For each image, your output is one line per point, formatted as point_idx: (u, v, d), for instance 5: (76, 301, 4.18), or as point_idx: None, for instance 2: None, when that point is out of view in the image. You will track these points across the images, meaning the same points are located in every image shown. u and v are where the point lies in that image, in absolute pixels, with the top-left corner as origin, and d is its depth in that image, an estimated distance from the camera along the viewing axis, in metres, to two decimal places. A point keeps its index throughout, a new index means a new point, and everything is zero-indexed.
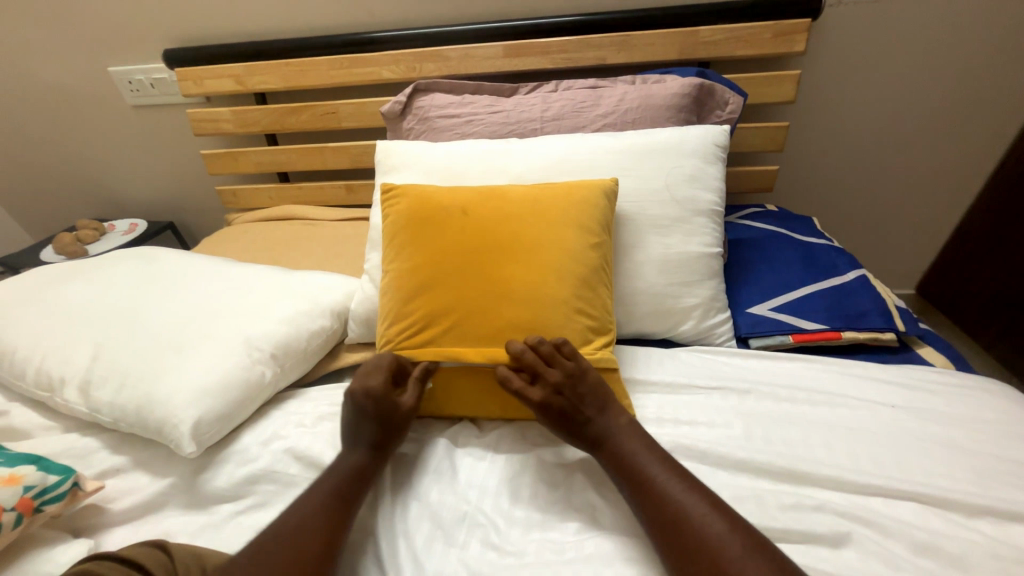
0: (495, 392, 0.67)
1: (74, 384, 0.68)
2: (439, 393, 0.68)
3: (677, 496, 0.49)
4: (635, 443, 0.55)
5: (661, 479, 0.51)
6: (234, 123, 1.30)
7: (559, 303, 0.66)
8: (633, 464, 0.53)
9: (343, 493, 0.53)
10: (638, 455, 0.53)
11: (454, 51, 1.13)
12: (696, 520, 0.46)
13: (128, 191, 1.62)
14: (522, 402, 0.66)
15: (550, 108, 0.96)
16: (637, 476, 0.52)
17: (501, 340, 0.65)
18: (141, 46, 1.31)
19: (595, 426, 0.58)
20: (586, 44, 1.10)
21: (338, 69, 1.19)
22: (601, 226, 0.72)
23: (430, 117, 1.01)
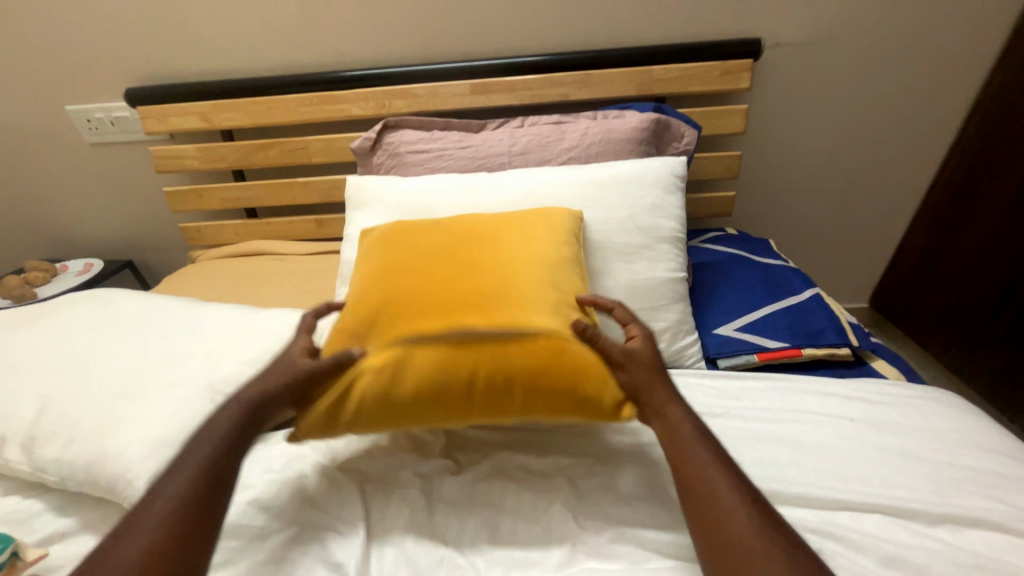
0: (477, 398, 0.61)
1: (18, 440, 0.63)
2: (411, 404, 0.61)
3: (724, 497, 0.48)
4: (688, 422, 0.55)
5: (712, 476, 0.50)
6: (199, 159, 1.29)
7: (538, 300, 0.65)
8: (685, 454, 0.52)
9: (217, 467, 0.51)
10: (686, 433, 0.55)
11: (423, 89, 1.17)
12: (729, 503, 0.47)
13: (82, 230, 1.56)
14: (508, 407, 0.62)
15: (517, 143, 1.00)
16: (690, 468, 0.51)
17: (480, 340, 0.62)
18: (101, 85, 1.29)
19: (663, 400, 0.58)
20: (549, 82, 1.15)
21: (308, 106, 1.20)
22: (564, 238, 0.75)
23: (400, 152, 1.03)
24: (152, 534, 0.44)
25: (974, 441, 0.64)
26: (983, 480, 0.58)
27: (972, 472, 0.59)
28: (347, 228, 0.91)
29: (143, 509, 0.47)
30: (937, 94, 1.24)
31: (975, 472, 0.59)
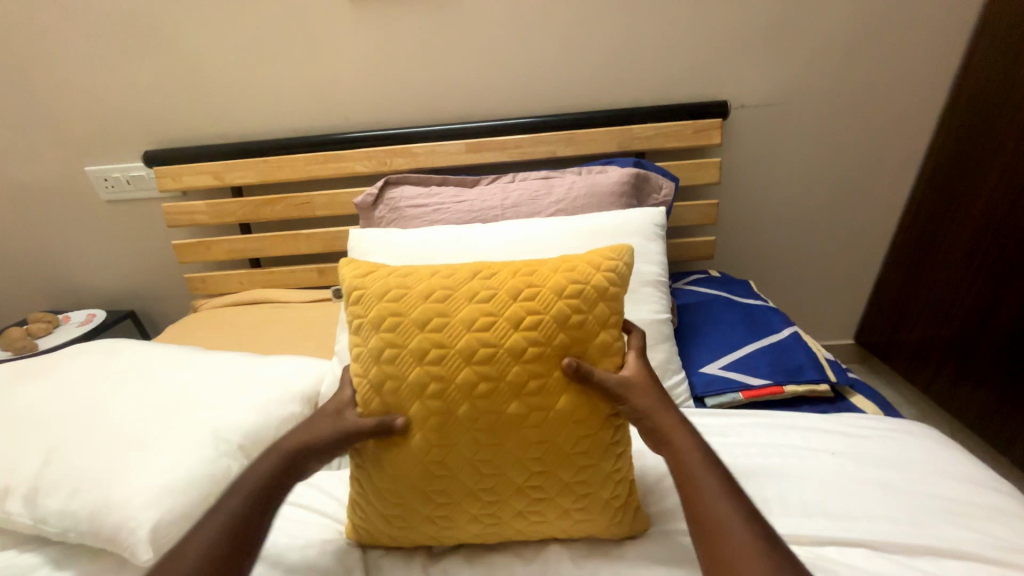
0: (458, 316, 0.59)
1: (19, 491, 0.64)
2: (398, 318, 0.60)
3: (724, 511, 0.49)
4: (697, 451, 0.54)
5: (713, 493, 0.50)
6: (209, 214, 1.36)
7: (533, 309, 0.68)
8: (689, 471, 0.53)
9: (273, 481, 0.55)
10: (695, 459, 0.54)
11: (422, 148, 1.27)
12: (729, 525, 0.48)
13: (87, 282, 1.60)
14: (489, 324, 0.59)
15: (509, 197, 1.07)
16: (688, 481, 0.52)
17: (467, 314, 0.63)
18: (121, 148, 1.39)
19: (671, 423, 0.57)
20: (537, 141, 1.26)
21: (314, 165, 1.30)
22: None
23: (400, 206, 1.10)
24: (213, 545, 0.48)
25: (950, 472, 0.66)
26: (959, 511, 0.61)
27: (949, 502, 0.62)
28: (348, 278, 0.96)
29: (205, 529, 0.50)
30: (890, 147, 1.37)
31: (952, 502, 0.62)
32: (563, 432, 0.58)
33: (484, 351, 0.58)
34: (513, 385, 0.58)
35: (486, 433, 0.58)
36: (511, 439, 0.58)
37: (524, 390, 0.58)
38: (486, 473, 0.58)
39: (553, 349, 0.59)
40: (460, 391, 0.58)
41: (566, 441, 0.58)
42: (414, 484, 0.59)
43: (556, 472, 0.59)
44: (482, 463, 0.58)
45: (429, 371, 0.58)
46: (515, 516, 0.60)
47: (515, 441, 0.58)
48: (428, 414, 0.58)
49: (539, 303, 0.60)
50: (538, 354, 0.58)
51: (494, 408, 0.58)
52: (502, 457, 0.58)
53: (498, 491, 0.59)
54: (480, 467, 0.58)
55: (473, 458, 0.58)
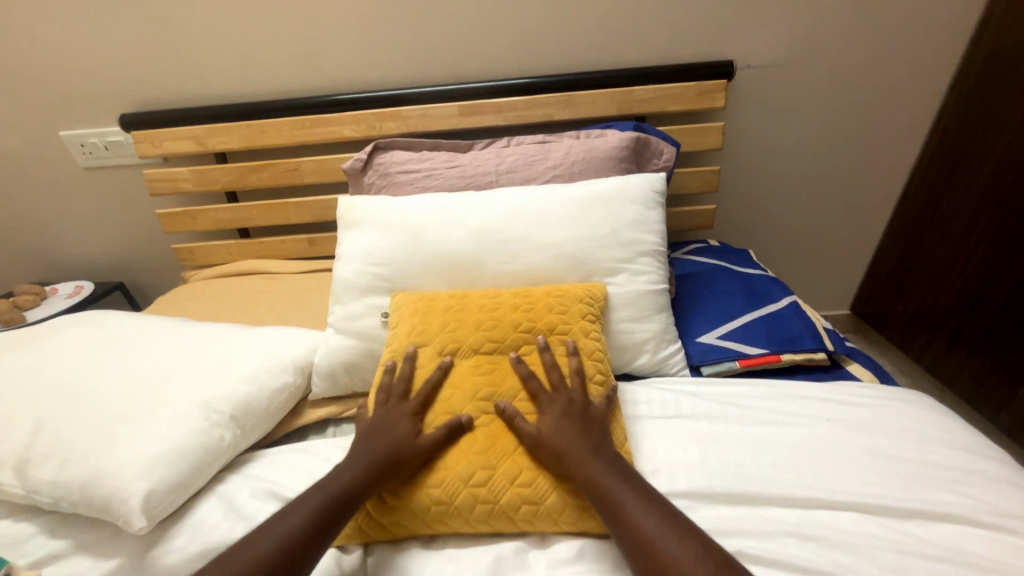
0: (464, 326, 0.74)
1: (9, 462, 0.64)
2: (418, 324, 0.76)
3: (650, 526, 0.52)
4: (611, 472, 0.57)
5: (636, 512, 0.53)
6: (193, 182, 1.31)
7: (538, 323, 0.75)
8: (609, 495, 0.55)
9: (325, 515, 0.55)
10: (611, 480, 0.56)
11: (412, 112, 1.21)
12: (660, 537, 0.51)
13: (72, 254, 1.56)
14: (485, 332, 0.73)
15: (504, 162, 1.03)
16: (614, 509, 0.54)
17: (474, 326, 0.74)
18: (96, 111, 1.32)
19: (585, 456, 0.59)
20: (533, 103, 1.20)
21: (300, 129, 1.24)
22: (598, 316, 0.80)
23: (390, 172, 1.06)
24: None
25: (941, 438, 0.67)
26: (949, 476, 0.61)
27: (939, 468, 0.62)
28: (338, 247, 0.93)
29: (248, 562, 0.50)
30: (900, 110, 1.32)
31: (943, 468, 0.62)
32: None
33: (488, 362, 0.71)
34: (510, 392, 0.68)
35: (485, 429, 0.65)
36: (508, 435, 0.64)
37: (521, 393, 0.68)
38: (480, 471, 0.62)
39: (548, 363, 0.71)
40: (465, 395, 0.68)
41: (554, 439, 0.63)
42: (414, 481, 0.62)
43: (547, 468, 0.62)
44: (476, 464, 0.62)
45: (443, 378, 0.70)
46: (507, 520, 0.61)
47: (511, 438, 0.64)
48: (437, 412, 0.67)
49: (532, 323, 0.74)
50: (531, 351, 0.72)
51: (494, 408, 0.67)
52: (498, 454, 0.63)
53: (490, 490, 0.61)
54: (477, 460, 0.63)
55: (469, 456, 0.63)
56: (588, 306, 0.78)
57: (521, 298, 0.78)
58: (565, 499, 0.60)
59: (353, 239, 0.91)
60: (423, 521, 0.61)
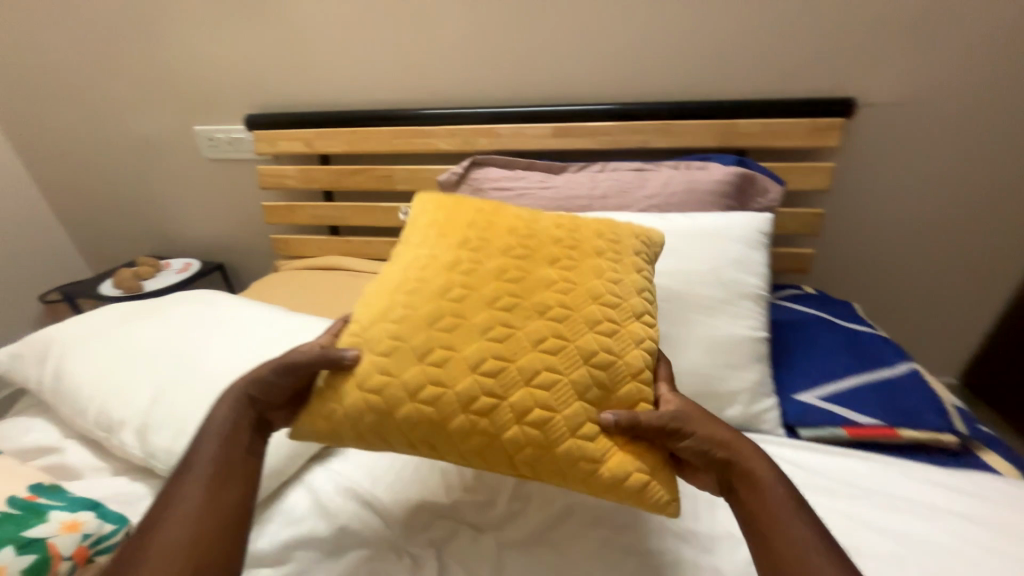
0: (495, 234, 0.69)
1: (135, 425, 0.70)
2: (443, 221, 0.72)
3: (812, 552, 0.48)
4: (775, 486, 0.54)
5: (792, 531, 0.50)
6: (297, 179, 1.41)
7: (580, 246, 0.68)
8: (767, 504, 0.52)
9: (220, 477, 0.55)
10: (775, 491, 0.53)
11: (507, 130, 1.24)
12: (815, 564, 0.47)
13: (185, 233, 1.74)
14: (521, 244, 0.67)
15: (598, 187, 1.02)
16: (767, 519, 0.52)
17: (510, 238, 0.68)
18: (225, 110, 1.47)
19: (751, 458, 0.56)
20: (629, 130, 1.19)
21: (399, 139, 1.30)
22: (643, 257, 0.72)
23: (483, 188, 1.08)
24: (178, 542, 0.49)
25: None
26: None
27: None
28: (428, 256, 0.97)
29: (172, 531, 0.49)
30: None
31: None
32: (579, 368, 0.58)
33: (515, 274, 0.64)
34: (537, 309, 0.62)
35: (500, 347, 0.59)
36: (524, 360, 0.58)
37: (546, 315, 0.61)
38: (486, 394, 0.57)
39: (583, 289, 0.64)
40: (483, 303, 0.62)
41: (579, 380, 0.58)
42: (407, 389, 0.58)
43: (565, 413, 0.57)
44: (487, 385, 0.58)
45: (459, 278, 0.64)
46: (506, 456, 0.57)
47: (526, 365, 0.58)
48: (445, 313, 0.61)
49: (574, 247, 0.68)
50: (570, 269, 0.66)
51: (513, 325, 0.61)
52: (508, 381, 0.58)
53: (494, 419, 0.57)
54: (484, 381, 0.58)
55: (477, 373, 0.58)
56: (637, 249, 0.71)
57: (569, 224, 0.71)
58: (578, 451, 0.56)
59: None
60: (409, 437, 0.58)
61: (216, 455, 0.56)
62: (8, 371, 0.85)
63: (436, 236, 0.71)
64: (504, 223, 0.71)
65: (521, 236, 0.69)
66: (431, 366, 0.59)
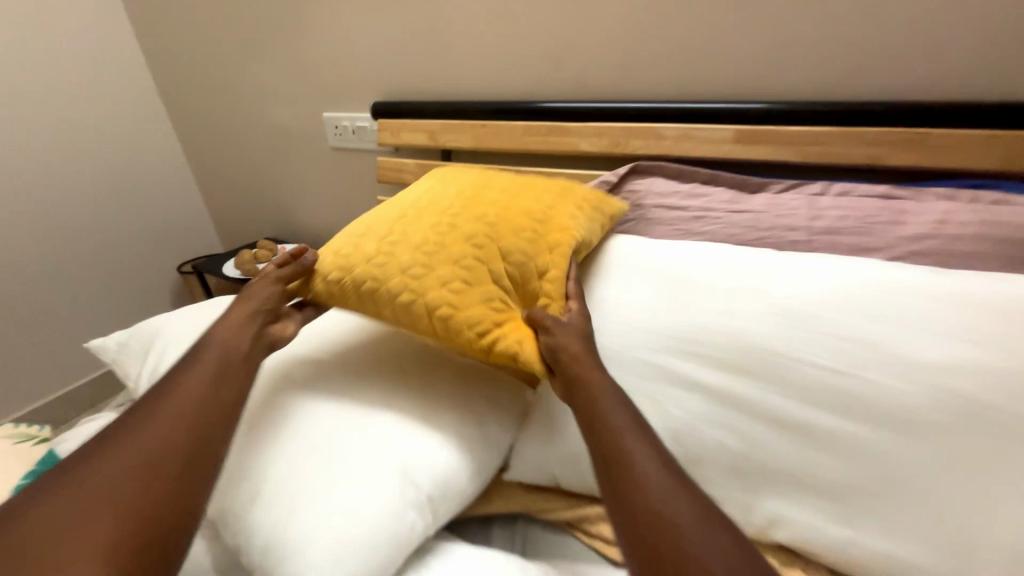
0: (469, 174, 0.82)
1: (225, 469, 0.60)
2: (432, 175, 0.88)
3: (676, 505, 0.44)
4: (633, 426, 0.50)
5: (657, 480, 0.46)
6: (415, 175, 1.29)
7: (532, 185, 0.77)
8: (622, 447, 0.49)
9: (209, 400, 0.53)
10: (630, 429, 0.50)
11: (673, 130, 0.97)
12: (685, 517, 0.43)
13: (302, 220, 1.74)
14: (483, 179, 0.80)
15: (822, 217, 0.71)
16: (626, 472, 0.47)
17: (479, 174, 0.81)
18: (353, 97, 1.40)
19: (598, 383, 0.55)
20: (857, 138, 0.85)
21: (533, 136, 1.11)
22: (591, 208, 0.77)
23: (644, 204, 0.83)
24: (149, 474, 0.46)
25: None
26: None
27: None
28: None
29: (146, 456, 0.47)
30: None
31: None
32: (497, 258, 0.66)
33: (468, 193, 0.75)
34: (477, 214, 0.71)
35: (439, 236, 0.69)
36: (456, 248, 0.67)
37: (485, 219, 0.70)
38: (417, 267, 0.66)
39: (520, 207, 0.73)
40: (436, 207, 0.74)
41: (497, 269, 0.66)
42: (357, 256, 0.69)
43: (480, 286, 0.64)
44: (420, 258, 0.67)
45: (425, 195, 0.78)
46: (426, 317, 0.64)
47: (456, 252, 0.67)
48: (405, 212, 0.74)
49: (525, 186, 0.78)
50: (515, 193, 0.75)
51: (455, 224, 0.70)
52: (438, 259, 0.66)
53: (419, 285, 0.65)
54: (421, 256, 0.67)
55: (415, 251, 0.67)
56: (587, 201, 0.77)
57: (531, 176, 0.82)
58: (483, 316, 0.62)
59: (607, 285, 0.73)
60: (354, 298, 0.68)
61: (204, 377, 0.55)
62: (115, 361, 0.80)
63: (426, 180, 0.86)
64: (477, 170, 0.84)
65: (491, 175, 0.81)
66: (382, 244, 0.69)
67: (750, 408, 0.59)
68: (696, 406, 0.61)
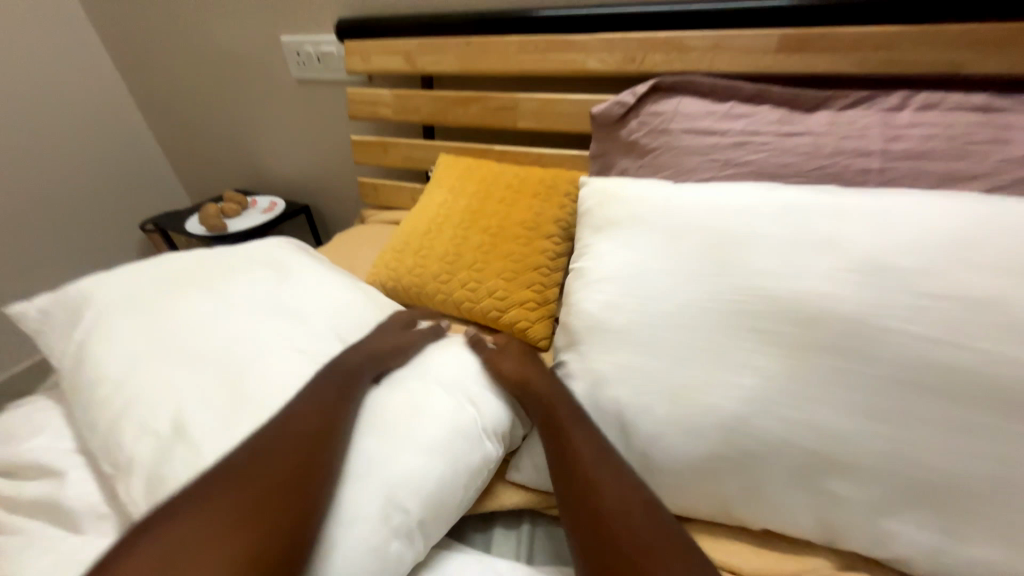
0: (471, 179, 0.91)
1: (158, 466, 0.48)
2: (442, 169, 0.98)
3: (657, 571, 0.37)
4: (602, 466, 0.46)
5: (638, 535, 0.40)
6: (392, 109, 1.10)
7: (525, 186, 0.86)
8: (591, 496, 0.44)
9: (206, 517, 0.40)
10: (602, 470, 0.46)
11: (703, 38, 0.78)
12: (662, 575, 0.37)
13: (272, 168, 1.55)
14: (483, 182, 0.89)
15: (902, 138, 0.56)
16: (598, 524, 0.42)
17: (482, 178, 0.90)
18: (314, 15, 1.18)
19: (564, 421, 0.50)
20: (941, 39, 0.67)
21: (530, 53, 0.91)
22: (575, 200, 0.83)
23: (671, 130, 0.67)
24: None
25: None
26: None
27: None
28: (577, 259, 0.62)
29: None
30: None
31: None
32: (499, 262, 0.80)
33: (474, 202, 0.87)
34: (482, 224, 0.84)
35: (456, 245, 0.84)
36: (468, 255, 0.82)
37: (489, 229, 0.83)
38: (443, 271, 0.83)
39: (517, 211, 0.83)
40: (453, 216, 0.87)
41: (499, 270, 0.80)
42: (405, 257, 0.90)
43: (487, 285, 0.79)
44: (444, 265, 0.83)
45: (443, 200, 0.91)
46: (454, 308, 0.83)
47: (470, 260, 0.82)
48: (428, 223, 0.89)
49: (519, 188, 0.86)
50: (511, 199, 0.85)
51: (466, 233, 0.84)
52: (456, 266, 0.82)
53: (446, 285, 0.82)
54: (446, 265, 0.83)
55: (440, 262, 0.84)
56: (573, 190, 0.83)
57: (524, 171, 0.89)
58: (491, 308, 0.79)
59: (618, 254, 0.57)
60: (401, 293, 0.87)
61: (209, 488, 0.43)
62: (37, 331, 0.66)
63: (436, 180, 0.97)
64: (479, 170, 0.92)
65: (491, 176, 0.90)
66: (418, 248, 0.87)
67: (815, 398, 0.44)
68: (743, 400, 0.46)
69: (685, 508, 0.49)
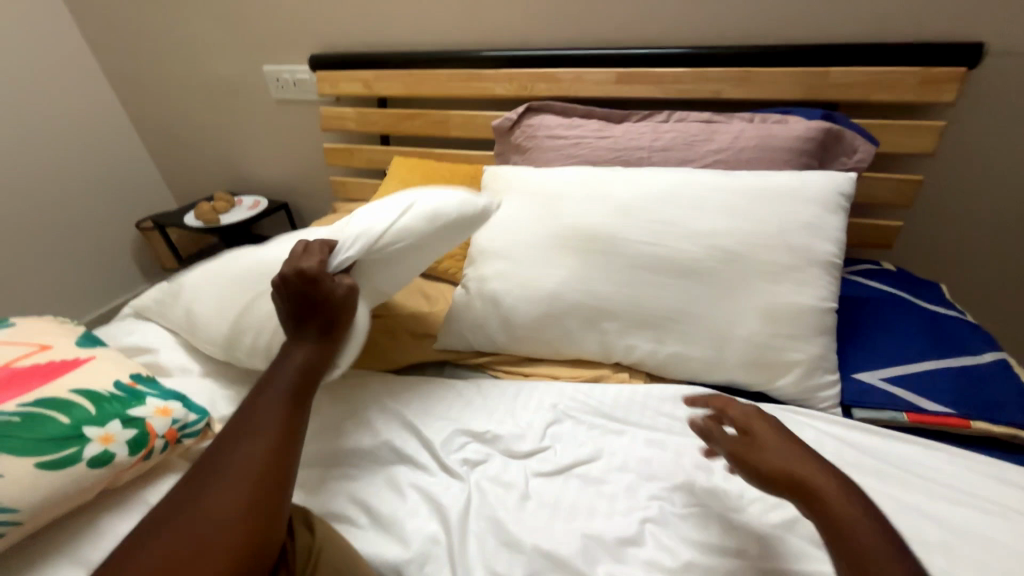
0: (417, 172, 1.27)
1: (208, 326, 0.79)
2: (396, 166, 1.33)
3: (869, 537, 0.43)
4: (814, 463, 0.49)
5: (852, 515, 0.44)
6: (356, 122, 1.44)
7: (454, 176, 1.22)
8: (803, 481, 0.48)
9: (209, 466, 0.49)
10: (800, 461, 0.50)
11: (567, 74, 1.17)
12: (872, 539, 0.43)
13: (254, 172, 1.84)
14: (426, 174, 1.25)
15: (660, 139, 0.95)
16: (819, 511, 0.46)
17: (425, 171, 1.26)
18: (293, 51, 1.51)
19: (760, 432, 0.54)
20: (702, 77, 1.08)
21: (455, 82, 1.28)
22: None
23: (538, 135, 1.04)
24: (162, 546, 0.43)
25: None
26: None
27: None
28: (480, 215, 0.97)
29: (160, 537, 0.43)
30: None
31: None
32: None
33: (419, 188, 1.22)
34: None
35: None
36: None
37: None
38: None
39: None
40: None
41: None
42: None
43: None
44: None
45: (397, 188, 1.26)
46: None
47: None
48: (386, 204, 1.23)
49: (450, 178, 1.22)
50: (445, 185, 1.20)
51: None
52: None
53: None
54: None
55: None
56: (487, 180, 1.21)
57: (454, 167, 1.25)
58: None
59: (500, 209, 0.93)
60: None
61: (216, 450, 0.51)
62: None
63: (392, 174, 1.32)
64: (423, 167, 1.28)
65: (432, 170, 1.26)
66: None
67: (594, 277, 0.82)
68: (558, 281, 0.83)
69: (533, 350, 0.86)
